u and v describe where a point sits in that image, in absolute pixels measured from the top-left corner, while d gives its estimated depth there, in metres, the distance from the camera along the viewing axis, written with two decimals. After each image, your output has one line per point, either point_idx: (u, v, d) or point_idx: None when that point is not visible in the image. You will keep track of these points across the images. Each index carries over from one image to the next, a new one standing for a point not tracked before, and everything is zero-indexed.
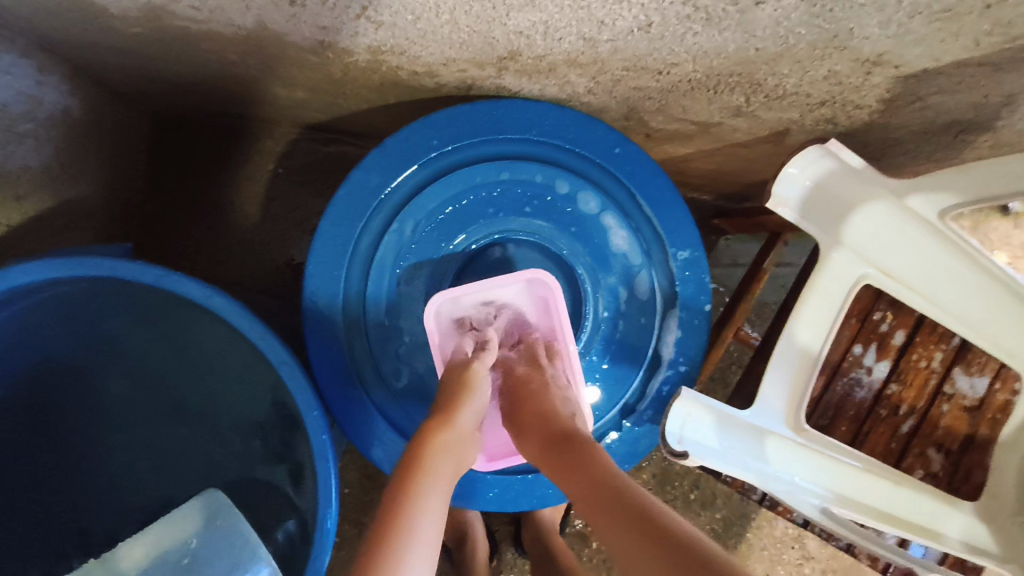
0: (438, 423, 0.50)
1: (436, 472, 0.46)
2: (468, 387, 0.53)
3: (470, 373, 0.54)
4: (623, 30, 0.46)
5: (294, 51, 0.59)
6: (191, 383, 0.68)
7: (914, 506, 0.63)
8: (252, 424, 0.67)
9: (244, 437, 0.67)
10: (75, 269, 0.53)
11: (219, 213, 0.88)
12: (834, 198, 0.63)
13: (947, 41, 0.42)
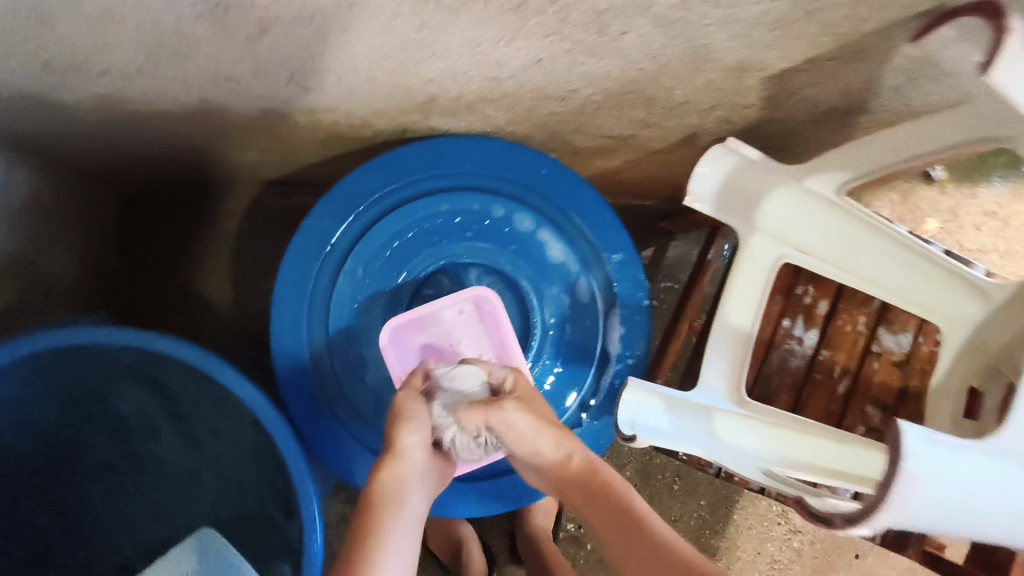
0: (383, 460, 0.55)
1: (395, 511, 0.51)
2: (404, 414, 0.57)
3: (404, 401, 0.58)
4: (519, 67, 0.52)
5: (239, 119, 0.65)
6: (176, 437, 0.71)
7: (859, 459, 0.62)
8: (232, 466, 0.70)
9: (229, 478, 0.71)
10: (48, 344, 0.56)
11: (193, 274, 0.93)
12: (744, 189, 0.70)
13: (794, 46, 0.49)
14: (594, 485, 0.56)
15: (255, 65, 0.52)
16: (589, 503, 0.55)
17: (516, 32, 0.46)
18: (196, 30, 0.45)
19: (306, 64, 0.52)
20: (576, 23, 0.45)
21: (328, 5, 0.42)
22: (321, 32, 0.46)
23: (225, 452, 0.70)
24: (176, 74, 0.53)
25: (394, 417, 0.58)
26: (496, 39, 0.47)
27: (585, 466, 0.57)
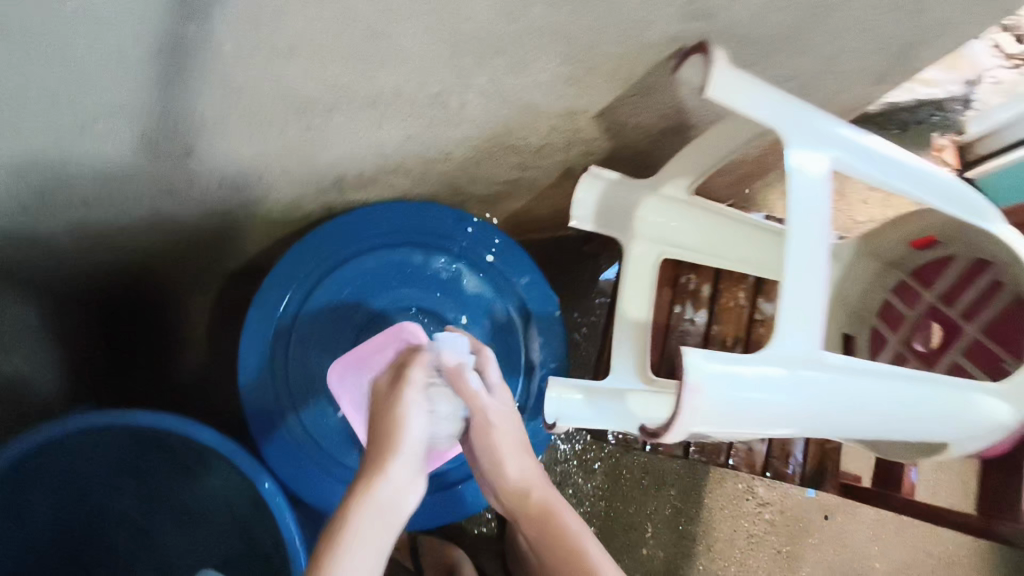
0: (372, 461, 0.54)
1: (371, 509, 0.51)
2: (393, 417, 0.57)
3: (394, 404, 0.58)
4: (396, 143, 0.66)
5: (188, 223, 0.78)
6: (175, 494, 0.80)
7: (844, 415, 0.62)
8: (227, 511, 0.79)
9: (226, 522, 0.80)
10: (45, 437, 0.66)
11: None
12: (616, 205, 0.82)
13: (599, 93, 0.63)
14: (546, 525, 0.64)
15: (189, 178, 0.65)
16: (533, 522, 0.65)
17: (381, 119, 0.60)
18: (137, 161, 0.59)
19: (231, 171, 0.66)
20: (423, 105, 0.59)
21: (231, 126, 0.56)
22: (232, 146, 0.60)
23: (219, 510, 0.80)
24: (129, 196, 0.66)
25: (384, 416, 0.57)
26: (368, 126, 0.61)
27: (540, 499, 0.66)
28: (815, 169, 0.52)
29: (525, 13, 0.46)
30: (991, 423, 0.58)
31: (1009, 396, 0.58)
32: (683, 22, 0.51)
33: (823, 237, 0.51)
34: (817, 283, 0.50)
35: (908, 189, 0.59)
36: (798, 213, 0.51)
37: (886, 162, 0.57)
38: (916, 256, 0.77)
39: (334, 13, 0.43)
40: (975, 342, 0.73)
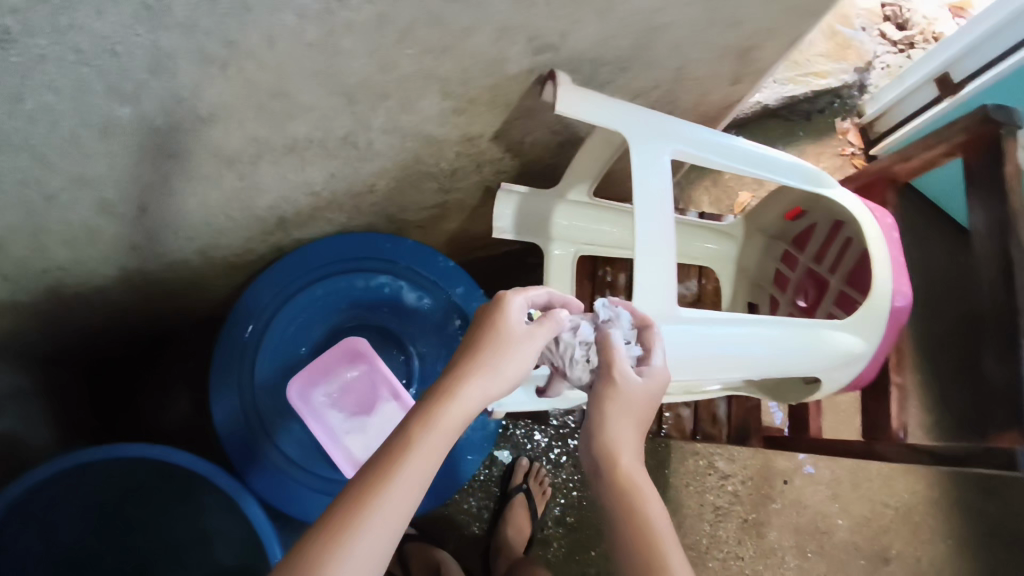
0: (468, 367, 0.57)
1: (454, 410, 0.55)
2: (495, 340, 0.58)
3: (500, 327, 0.59)
4: (322, 180, 0.77)
5: (155, 274, 0.88)
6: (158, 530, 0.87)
7: (797, 357, 0.71)
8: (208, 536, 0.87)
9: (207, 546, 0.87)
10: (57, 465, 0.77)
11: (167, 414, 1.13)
12: (533, 215, 0.92)
13: (487, 119, 0.74)
14: (622, 499, 0.57)
15: (148, 233, 0.76)
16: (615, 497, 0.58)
17: (303, 161, 0.71)
18: (98, 223, 0.69)
19: (184, 222, 0.76)
20: (335, 146, 0.70)
21: (177, 182, 0.66)
22: (181, 199, 0.70)
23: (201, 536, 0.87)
24: (96, 256, 0.77)
25: (496, 333, 0.59)
26: (294, 168, 0.72)
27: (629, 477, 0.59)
28: (655, 159, 0.67)
29: (395, 64, 0.58)
30: (847, 354, 0.72)
31: (860, 331, 0.72)
32: (533, 55, 0.63)
33: (665, 212, 0.66)
34: (661, 247, 0.65)
35: (751, 169, 0.74)
36: (642, 193, 0.66)
37: (728, 150, 0.72)
38: (790, 227, 0.90)
39: (240, 83, 0.54)
40: (839, 293, 0.82)
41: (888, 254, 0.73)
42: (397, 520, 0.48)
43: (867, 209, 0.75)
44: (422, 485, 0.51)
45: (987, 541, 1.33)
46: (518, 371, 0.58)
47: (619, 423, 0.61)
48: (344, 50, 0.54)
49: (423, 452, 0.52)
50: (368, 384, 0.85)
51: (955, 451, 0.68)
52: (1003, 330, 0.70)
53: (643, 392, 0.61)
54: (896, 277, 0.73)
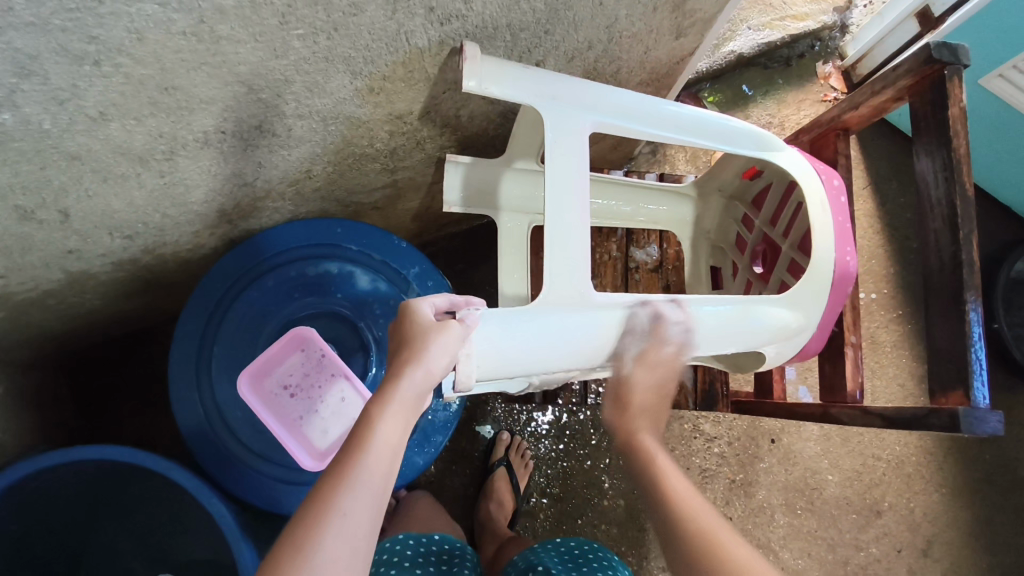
0: (396, 371, 0.58)
1: (388, 416, 0.56)
2: (417, 342, 0.60)
3: (417, 330, 0.61)
4: (253, 171, 0.76)
5: (106, 278, 0.87)
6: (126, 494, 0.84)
7: (743, 328, 0.73)
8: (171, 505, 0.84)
9: (173, 512, 0.84)
10: (49, 458, 0.76)
11: (148, 415, 1.13)
12: (482, 186, 0.93)
13: (408, 94, 0.72)
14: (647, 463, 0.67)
15: (83, 237, 0.74)
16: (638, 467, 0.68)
17: (224, 154, 0.69)
18: (23, 230, 0.66)
19: (117, 222, 0.74)
20: (253, 136, 0.68)
21: (92, 182, 0.64)
22: (104, 200, 0.68)
23: (169, 504, 0.84)
24: (34, 262, 0.73)
25: (421, 332, 0.60)
26: (220, 161, 0.70)
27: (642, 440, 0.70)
28: (573, 130, 0.69)
29: (286, 48, 0.56)
30: (785, 327, 0.75)
31: (800, 302, 0.75)
32: (440, 25, 0.61)
33: (580, 189, 0.69)
34: (572, 231, 0.68)
35: (680, 138, 0.75)
36: (556, 170, 0.68)
37: (659, 122, 0.74)
38: (749, 186, 0.89)
39: (121, 80, 0.52)
40: (789, 260, 0.82)
41: (831, 221, 0.75)
42: (367, 510, 0.52)
43: (813, 171, 0.77)
44: (382, 475, 0.54)
45: (980, 488, 1.31)
46: (450, 357, 0.61)
47: (630, 418, 0.72)
48: (223, 36, 0.51)
49: (376, 443, 0.55)
50: (317, 371, 0.85)
51: (902, 414, 0.67)
52: (948, 284, 0.67)
53: (647, 383, 0.72)
54: (840, 245, 0.75)
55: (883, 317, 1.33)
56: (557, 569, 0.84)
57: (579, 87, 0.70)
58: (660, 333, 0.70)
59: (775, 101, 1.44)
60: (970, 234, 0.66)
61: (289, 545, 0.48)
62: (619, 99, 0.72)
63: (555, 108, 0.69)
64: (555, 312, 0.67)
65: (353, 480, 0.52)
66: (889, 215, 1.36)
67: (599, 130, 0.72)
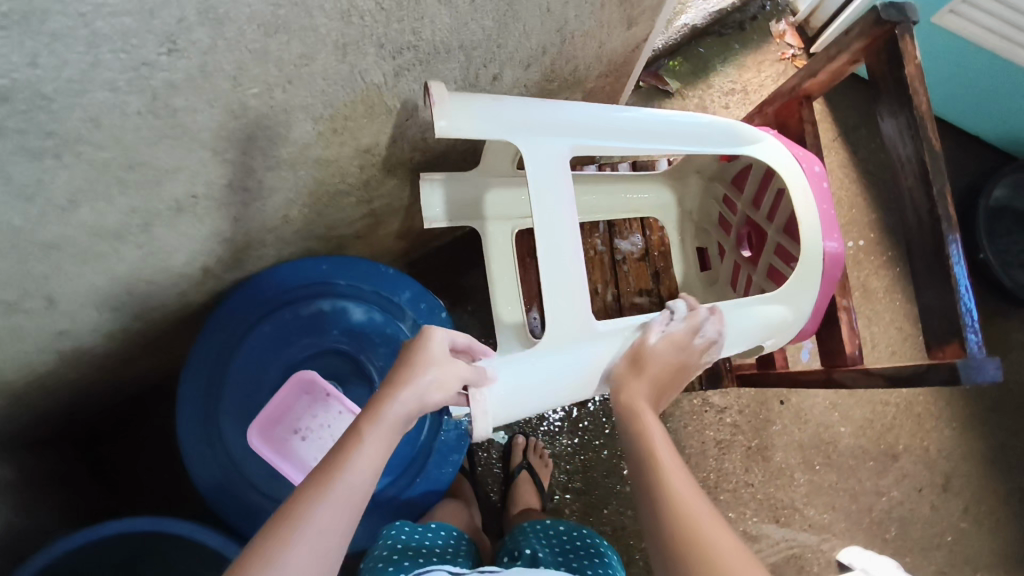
0: (391, 389, 0.60)
1: (374, 431, 0.57)
2: (418, 367, 0.61)
3: (420, 357, 0.62)
4: (230, 225, 0.75)
5: (101, 351, 0.86)
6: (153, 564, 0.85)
7: (736, 331, 0.75)
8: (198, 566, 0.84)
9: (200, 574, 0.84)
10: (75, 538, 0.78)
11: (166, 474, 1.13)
12: (464, 200, 0.92)
13: (373, 128, 0.72)
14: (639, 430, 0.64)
15: (71, 316, 0.73)
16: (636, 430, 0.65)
17: (199, 216, 0.69)
18: (11, 322, 0.66)
19: (104, 297, 0.74)
20: (223, 195, 0.68)
21: (73, 264, 0.64)
22: (87, 278, 0.68)
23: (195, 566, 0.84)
24: (26, 350, 0.73)
25: (423, 356, 0.62)
26: (198, 222, 0.70)
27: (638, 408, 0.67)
28: (546, 150, 0.70)
29: (244, 107, 0.55)
30: (780, 322, 0.77)
31: (789, 293, 0.76)
32: (394, 58, 0.61)
33: (564, 216, 0.70)
34: (558, 249, 0.69)
35: (651, 147, 0.75)
36: (535, 190, 0.69)
37: (634, 134, 0.74)
38: (727, 168, 0.90)
39: (85, 166, 0.51)
40: (776, 244, 0.83)
41: (815, 208, 0.76)
42: (339, 524, 0.52)
43: (795, 161, 0.78)
44: (360, 490, 0.55)
45: (988, 416, 1.34)
46: (449, 385, 0.62)
47: (636, 383, 0.69)
48: (181, 107, 0.51)
49: (356, 463, 0.55)
50: (324, 413, 0.85)
51: (902, 372, 0.68)
52: (926, 237, 0.68)
53: (667, 357, 0.72)
54: (827, 233, 0.76)
55: (872, 265, 1.34)
56: (542, 553, 0.82)
57: (550, 112, 0.71)
58: (695, 322, 0.73)
59: (735, 67, 1.44)
60: (943, 187, 0.67)
61: (257, 553, 0.49)
62: (587, 114, 0.72)
63: (530, 139, 0.70)
64: (564, 352, 0.70)
65: (331, 489, 0.53)
66: (863, 164, 1.37)
67: (577, 153, 0.72)
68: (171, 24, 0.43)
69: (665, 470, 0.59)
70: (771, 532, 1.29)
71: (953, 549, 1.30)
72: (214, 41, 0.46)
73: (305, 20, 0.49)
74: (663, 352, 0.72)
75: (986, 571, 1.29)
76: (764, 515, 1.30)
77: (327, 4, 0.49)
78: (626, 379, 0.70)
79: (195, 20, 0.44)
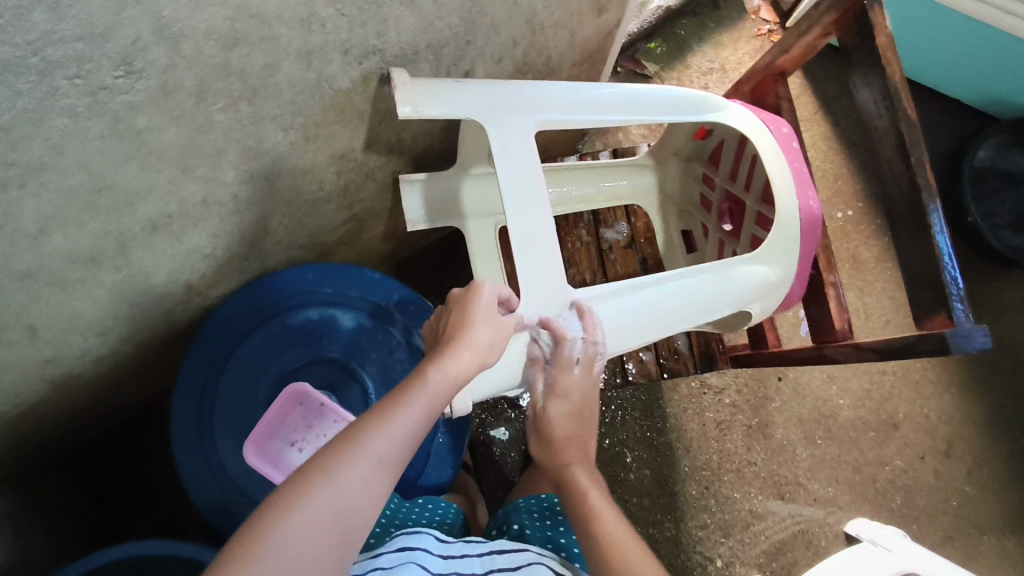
0: (451, 338, 0.60)
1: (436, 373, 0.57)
2: (473, 319, 0.62)
3: (475, 310, 0.62)
4: (210, 241, 0.74)
5: (92, 375, 0.85)
6: None
7: (720, 296, 0.76)
8: None
9: None
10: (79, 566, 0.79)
11: (169, 492, 1.12)
12: (444, 199, 0.92)
13: (346, 133, 0.71)
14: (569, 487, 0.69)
15: (56, 344, 0.72)
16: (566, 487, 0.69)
17: (175, 234, 0.68)
18: None
19: (87, 323, 0.73)
20: (199, 211, 0.67)
21: (52, 291, 0.63)
22: (67, 305, 0.67)
23: None
24: (13, 381, 0.72)
25: (472, 308, 0.62)
26: (177, 240, 0.69)
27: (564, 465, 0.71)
28: (514, 132, 0.70)
29: (211, 123, 0.55)
30: (763, 284, 0.77)
31: (772, 258, 0.76)
32: (360, 63, 0.60)
33: (536, 196, 0.70)
34: (532, 227, 0.68)
35: (621, 120, 0.75)
36: (505, 172, 0.69)
37: (602, 107, 0.74)
38: (703, 146, 0.90)
39: (52, 194, 0.50)
40: (756, 213, 0.82)
41: (787, 169, 0.76)
42: (394, 458, 0.52)
43: (761, 123, 0.78)
44: (418, 428, 0.54)
45: (983, 378, 1.34)
46: (499, 337, 0.63)
47: (552, 448, 0.72)
48: (146, 128, 0.50)
49: (417, 401, 0.55)
50: (319, 422, 0.84)
51: (892, 345, 0.68)
52: (907, 210, 0.68)
53: (567, 413, 0.72)
54: (801, 191, 0.76)
55: (861, 236, 1.34)
56: (531, 529, 0.81)
57: (515, 88, 0.70)
58: (566, 353, 0.68)
59: (713, 46, 1.43)
60: (921, 157, 0.67)
61: (317, 471, 0.49)
62: (554, 91, 0.72)
63: (495, 118, 0.69)
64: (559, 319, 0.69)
65: (392, 419, 0.53)
66: (847, 135, 1.37)
67: (544, 127, 0.72)
68: (126, 45, 0.42)
69: (596, 517, 0.64)
70: (776, 509, 1.29)
71: (958, 513, 1.30)
72: (173, 59, 0.45)
73: (264, 30, 0.48)
74: (556, 405, 0.72)
75: (993, 533, 1.30)
76: (769, 492, 1.30)
77: (286, 14, 0.48)
78: (541, 448, 0.74)
79: (151, 39, 0.43)
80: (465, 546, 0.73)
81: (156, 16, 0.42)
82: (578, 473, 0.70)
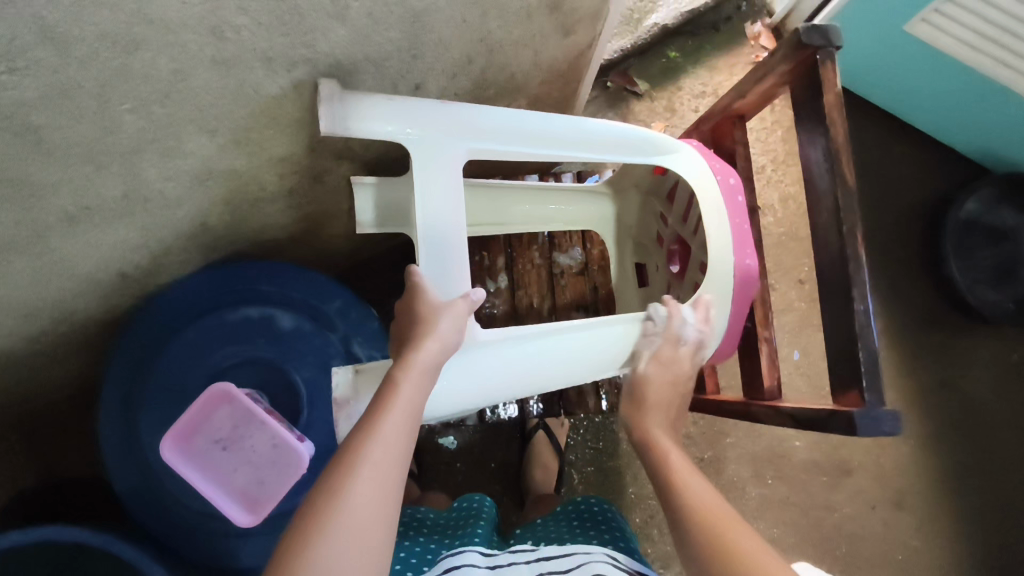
0: (415, 338, 0.63)
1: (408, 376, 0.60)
2: (429, 314, 0.64)
3: (429, 307, 0.65)
4: (140, 232, 0.73)
5: (21, 356, 0.84)
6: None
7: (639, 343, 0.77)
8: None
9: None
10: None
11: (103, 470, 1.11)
12: (396, 207, 0.89)
13: (282, 138, 0.69)
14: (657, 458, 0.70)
15: None
16: (651, 462, 0.70)
17: (98, 225, 0.66)
18: None
19: (9, 306, 0.72)
20: (121, 205, 0.65)
21: None
22: None
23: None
24: None
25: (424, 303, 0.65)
26: (101, 231, 0.67)
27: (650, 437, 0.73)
28: (444, 159, 0.70)
29: (119, 122, 0.53)
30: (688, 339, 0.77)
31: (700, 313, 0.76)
32: (288, 71, 0.58)
33: (454, 222, 0.70)
34: (447, 253, 0.69)
35: (560, 154, 0.75)
36: (426, 196, 0.69)
37: (541, 140, 0.74)
38: (662, 181, 0.87)
39: None
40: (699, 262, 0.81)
41: (726, 226, 0.76)
42: (392, 457, 0.54)
43: (709, 172, 0.77)
44: (406, 430, 0.57)
45: (943, 434, 1.32)
46: (461, 326, 0.66)
47: (644, 415, 0.76)
48: (43, 125, 0.48)
49: (398, 405, 0.57)
50: (244, 424, 0.83)
51: (807, 414, 0.67)
52: (836, 277, 0.66)
53: (662, 377, 0.78)
54: (739, 249, 0.76)
55: None
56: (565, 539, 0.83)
57: (448, 111, 0.69)
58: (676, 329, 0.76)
59: (706, 69, 1.40)
60: (853, 227, 0.64)
61: (325, 492, 0.51)
62: (491, 119, 0.71)
63: (421, 143, 0.69)
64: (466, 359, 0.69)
65: (381, 431, 0.55)
66: None
67: (474, 154, 0.72)
68: (2, 44, 0.39)
69: (687, 486, 0.64)
70: None
71: (903, 567, 1.29)
72: (62, 59, 0.43)
73: (167, 36, 0.46)
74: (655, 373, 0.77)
75: None
76: None
77: (192, 22, 0.46)
78: (637, 413, 0.77)
79: (33, 39, 0.41)
80: (510, 556, 0.75)
81: (36, 18, 0.39)
82: (659, 440, 0.72)
